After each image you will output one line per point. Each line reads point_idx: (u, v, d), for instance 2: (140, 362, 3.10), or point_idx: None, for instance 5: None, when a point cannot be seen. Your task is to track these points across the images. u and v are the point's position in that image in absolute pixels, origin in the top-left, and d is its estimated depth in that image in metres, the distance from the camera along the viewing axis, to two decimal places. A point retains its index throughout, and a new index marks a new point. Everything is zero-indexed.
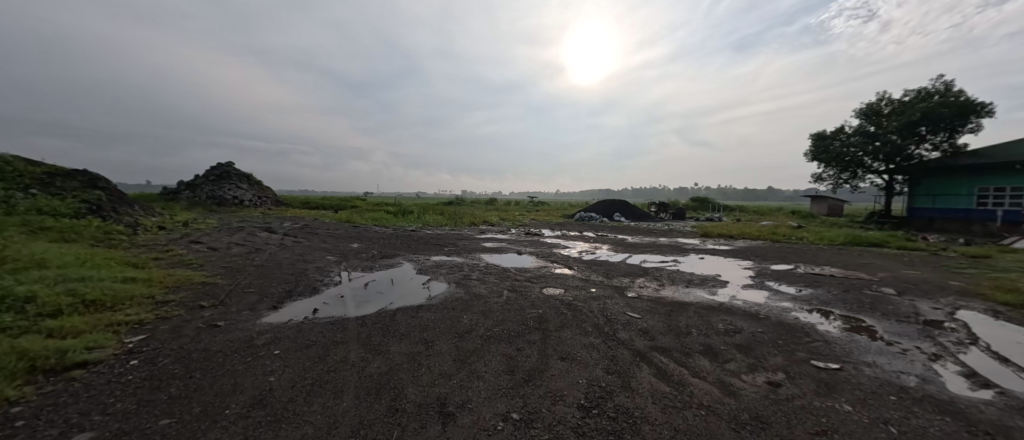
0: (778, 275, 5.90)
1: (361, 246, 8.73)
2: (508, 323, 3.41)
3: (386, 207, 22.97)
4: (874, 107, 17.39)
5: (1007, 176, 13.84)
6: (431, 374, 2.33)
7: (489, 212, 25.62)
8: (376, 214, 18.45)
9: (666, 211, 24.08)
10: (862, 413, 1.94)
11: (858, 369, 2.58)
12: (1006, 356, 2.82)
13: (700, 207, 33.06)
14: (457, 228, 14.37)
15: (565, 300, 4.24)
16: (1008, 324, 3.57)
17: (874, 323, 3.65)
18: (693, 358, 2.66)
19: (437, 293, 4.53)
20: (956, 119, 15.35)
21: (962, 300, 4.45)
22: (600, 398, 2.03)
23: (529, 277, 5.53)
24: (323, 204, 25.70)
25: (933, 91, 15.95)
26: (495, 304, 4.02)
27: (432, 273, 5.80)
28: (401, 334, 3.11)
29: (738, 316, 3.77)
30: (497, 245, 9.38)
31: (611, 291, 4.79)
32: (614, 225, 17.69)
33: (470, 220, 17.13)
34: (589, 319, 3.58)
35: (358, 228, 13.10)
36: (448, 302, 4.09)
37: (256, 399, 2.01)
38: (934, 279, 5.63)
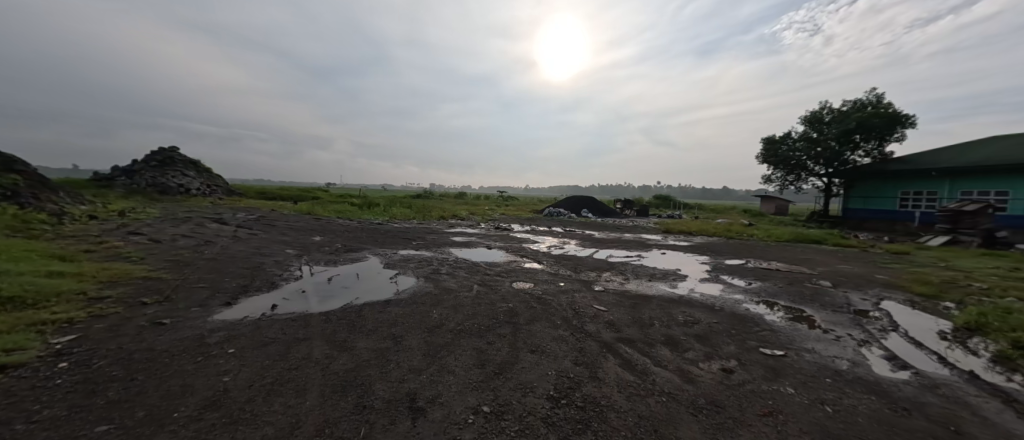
0: (731, 270, 6.31)
1: (323, 239, 8.38)
2: (478, 317, 3.40)
3: (351, 199, 22.25)
4: (817, 114, 18.80)
5: (923, 183, 15.66)
6: (400, 370, 2.27)
7: (459, 205, 25.44)
8: (338, 207, 17.65)
9: (632, 208, 25.01)
10: (802, 394, 2.13)
11: (800, 354, 2.82)
12: (920, 340, 3.21)
13: (663, 204, 34.74)
14: (424, 222, 14.08)
15: (535, 294, 4.31)
16: (921, 312, 4.06)
17: (812, 313, 4.01)
18: (656, 349, 2.79)
19: (406, 288, 4.43)
20: (886, 128, 17.05)
21: (887, 291, 4.98)
22: (568, 389, 2.06)
23: (498, 271, 5.55)
24: (280, 194, 24.29)
25: (867, 102, 17.60)
26: (465, 298, 4.00)
27: (400, 267, 5.68)
28: (369, 330, 3.02)
29: (697, 308, 4.00)
30: (466, 239, 9.35)
31: (579, 284, 4.93)
32: (581, 221, 17.99)
33: (438, 214, 16.81)
34: (558, 312, 3.66)
35: (318, 220, 12.50)
36: (417, 297, 4.03)
37: (211, 400, 1.90)
38: (863, 272, 6.28)
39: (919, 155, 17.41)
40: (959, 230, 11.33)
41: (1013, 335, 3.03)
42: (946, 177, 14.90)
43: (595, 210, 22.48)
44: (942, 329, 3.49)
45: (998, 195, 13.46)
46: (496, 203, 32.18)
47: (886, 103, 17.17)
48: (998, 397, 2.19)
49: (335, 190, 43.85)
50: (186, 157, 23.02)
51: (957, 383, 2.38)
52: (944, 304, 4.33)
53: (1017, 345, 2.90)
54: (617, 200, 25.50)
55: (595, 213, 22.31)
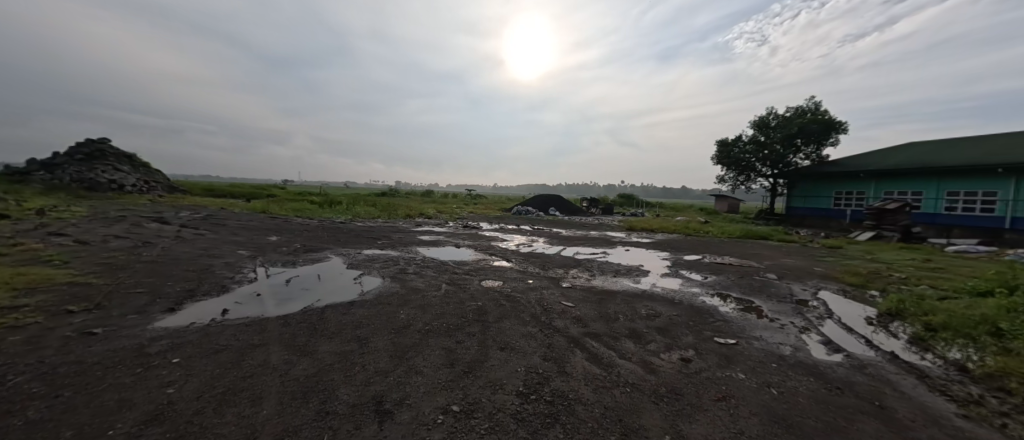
0: (689, 265, 6.68)
1: (280, 239, 7.93)
2: (447, 317, 3.36)
3: (311, 196, 21.18)
4: (765, 120, 20.15)
5: (853, 184, 17.34)
6: (366, 372, 2.12)
7: (427, 204, 24.96)
8: (296, 205, 16.73)
9: (597, 206, 25.76)
10: (752, 379, 2.29)
11: (750, 342, 3.03)
12: (852, 326, 3.56)
13: (627, 202, 36.02)
14: (390, 220, 13.69)
15: (504, 291, 4.33)
16: (852, 301, 4.50)
17: (760, 303, 4.34)
18: (621, 342, 2.89)
19: (372, 289, 4.29)
20: (822, 134, 18.83)
21: (824, 282, 5.50)
22: (537, 384, 2.03)
23: (467, 270, 5.52)
24: (231, 191, 22.67)
25: (807, 109, 19.30)
26: (434, 298, 3.95)
27: (364, 267, 5.49)
28: (331, 333, 2.87)
29: (658, 302, 4.20)
30: (434, 238, 9.21)
31: (547, 281, 5.01)
32: (549, 219, 18.26)
33: (404, 212, 16.42)
34: (527, 309, 3.69)
35: (274, 219, 11.80)
36: (383, 298, 3.91)
37: (152, 415, 1.73)
38: (803, 265, 6.88)
39: (851, 159, 19.26)
40: (881, 226, 12.65)
41: (925, 319, 3.44)
42: (872, 179, 16.57)
43: (562, 208, 22.95)
44: (868, 315, 3.90)
45: (914, 196, 15.19)
46: (465, 201, 31.92)
47: (822, 111, 18.92)
48: (913, 374, 2.48)
49: (293, 187, 41.53)
50: (118, 150, 20.85)
51: (880, 363, 2.67)
52: (871, 293, 4.84)
53: (929, 328, 3.30)
54: (583, 198, 26.14)
55: (562, 211, 22.78)
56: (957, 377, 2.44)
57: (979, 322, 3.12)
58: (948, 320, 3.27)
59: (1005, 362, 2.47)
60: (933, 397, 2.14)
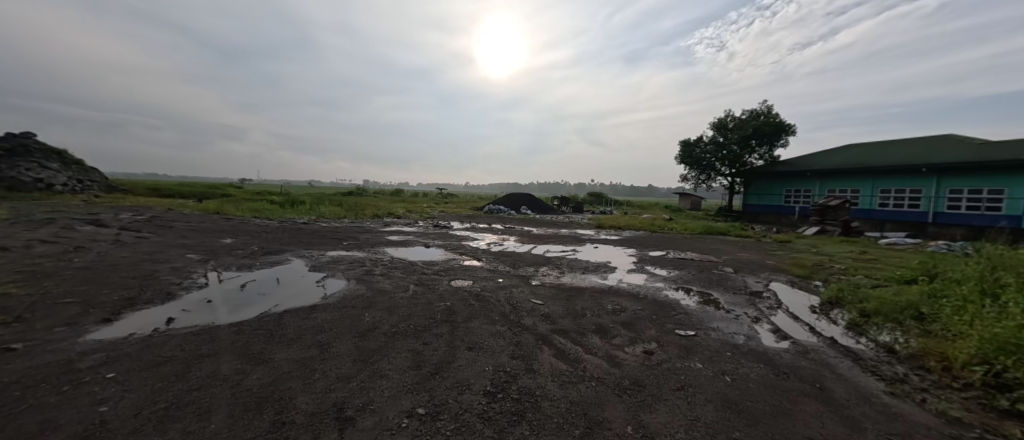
0: (654, 260, 6.95)
1: (236, 242, 7.47)
2: (414, 318, 3.29)
3: (270, 196, 20.12)
4: (723, 121, 21.32)
5: (801, 182, 18.68)
6: (327, 378, 2.04)
7: (397, 203, 24.39)
8: (254, 205, 15.84)
9: (568, 204, 26.23)
10: (708, 368, 2.42)
11: (707, 333, 3.19)
12: (798, 315, 3.83)
13: (597, 201, 36.92)
14: (357, 220, 13.27)
15: (473, 291, 4.31)
16: (800, 291, 4.85)
17: (718, 296, 4.58)
18: (588, 338, 2.95)
19: (335, 292, 4.14)
20: (773, 136, 20.24)
21: (775, 274, 5.90)
22: (504, 383, 2.03)
23: (436, 270, 5.45)
24: (181, 190, 21.10)
25: (761, 112, 20.61)
26: (401, 299, 3.87)
27: (328, 270, 5.29)
28: (289, 339, 2.73)
29: (624, 297, 4.33)
30: (403, 238, 9.03)
31: (517, 280, 5.04)
32: (521, 218, 18.39)
33: (372, 212, 15.97)
34: (496, 307, 3.69)
35: (230, 220, 11.11)
36: (347, 301, 3.78)
37: (81, 437, 1.57)
38: (757, 259, 7.34)
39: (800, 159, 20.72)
40: (826, 220, 13.68)
41: (860, 306, 3.77)
42: (818, 178, 17.91)
43: (533, 207, 23.21)
44: (813, 304, 4.22)
45: (853, 193, 16.58)
46: (437, 200, 31.47)
47: (774, 114, 20.29)
48: (850, 357, 2.71)
49: (251, 186, 39.24)
50: (45, 146, 18.82)
51: (822, 348, 2.89)
52: (815, 283, 5.24)
53: (863, 315, 3.62)
54: (554, 197, 26.51)
55: (533, 210, 23.03)
56: (886, 358, 2.70)
57: (904, 308, 3.46)
58: (878, 306, 3.61)
59: (924, 343, 2.76)
60: (866, 377, 2.35)
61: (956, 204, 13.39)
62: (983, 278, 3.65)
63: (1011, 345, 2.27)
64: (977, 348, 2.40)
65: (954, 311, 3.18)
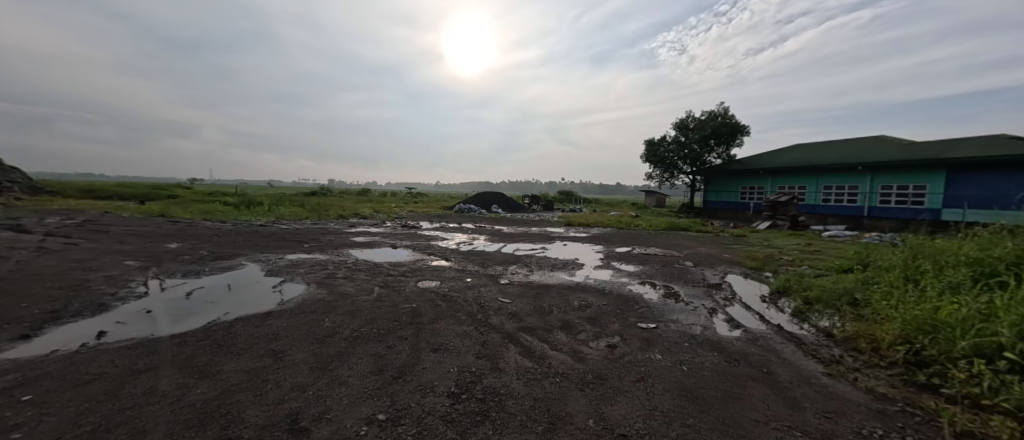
0: (621, 256, 7.16)
1: (182, 246, 6.97)
2: (377, 321, 3.21)
3: (224, 197, 18.92)
4: (684, 121, 22.33)
5: (755, 179, 19.82)
6: (281, 389, 1.94)
7: (364, 203, 23.69)
8: (206, 207, 14.83)
9: (538, 203, 26.56)
10: (667, 359, 2.52)
11: (667, 325, 3.32)
12: (751, 304, 4.08)
13: (567, 199, 37.58)
14: (320, 222, 12.75)
15: (441, 291, 4.26)
16: (753, 281, 5.17)
17: (679, 289, 4.79)
18: (554, 334, 2.99)
19: (293, 297, 3.95)
20: (729, 135, 21.51)
21: (730, 266, 6.26)
22: (469, 383, 2.02)
23: (403, 271, 5.35)
24: (120, 192, 19.40)
25: (718, 113, 21.78)
26: (365, 302, 3.76)
27: (286, 274, 5.06)
28: (240, 348, 2.58)
29: (590, 293, 4.44)
30: (368, 239, 8.79)
31: (486, 279, 5.03)
32: (493, 216, 18.41)
33: (337, 212, 15.42)
34: (463, 308, 3.67)
35: (177, 223, 10.33)
36: (305, 306, 3.62)
37: None
38: (715, 252, 7.75)
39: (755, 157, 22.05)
40: (777, 215, 14.64)
41: (804, 294, 4.08)
42: (769, 175, 19.06)
43: (504, 206, 23.31)
44: (763, 293, 4.51)
45: (799, 190, 17.80)
46: (407, 200, 30.83)
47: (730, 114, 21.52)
48: (794, 342, 2.91)
49: (203, 187, 36.62)
50: None
51: (770, 335, 3.09)
52: (766, 274, 5.61)
53: (806, 302, 3.91)
54: (525, 196, 26.73)
55: (504, 209, 23.14)
56: (825, 342, 2.93)
57: (841, 294, 3.77)
58: (820, 293, 3.91)
59: (857, 326, 3.04)
60: (807, 360, 2.54)
61: (887, 199, 14.78)
62: (906, 266, 4.05)
63: (926, 325, 2.60)
64: (900, 329, 2.70)
65: (883, 296, 3.51)
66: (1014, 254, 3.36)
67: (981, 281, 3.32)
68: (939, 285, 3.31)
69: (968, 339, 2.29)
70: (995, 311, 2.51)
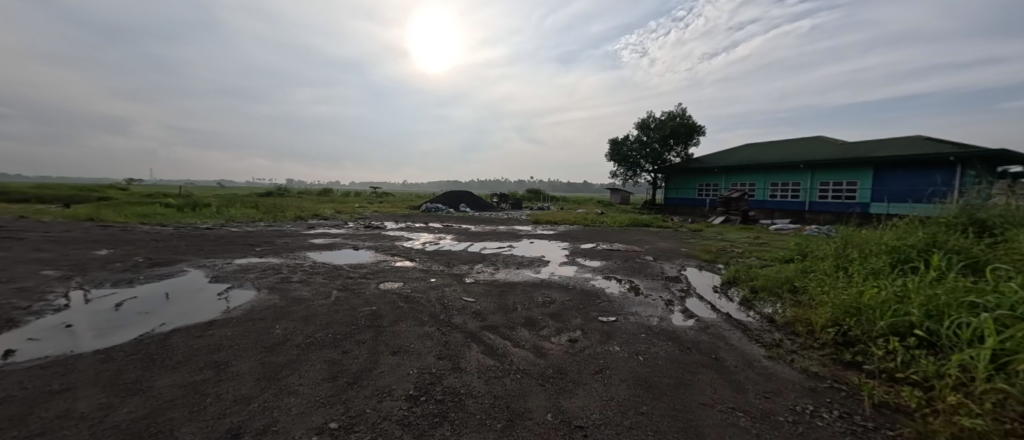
0: (585, 253, 7.35)
1: (114, 253, 6.36)
2: (334, 325, 3.09)
3: (165, 199, 17.47)
4: (646, 121, 23.25)
5: (710, 177, 20.90)
6: (222, 403, 1.82)
7: (325, 204, 22.74)
8: (143, 209, 13.60)
9: (507, 201, 26.68)
10: (625, 350, 2.61)
11: (626, 318, 3.44)
12: (704, 295, 4.32)
13: (535, 197, 37.98)
14: (275, 224, 12.11)
15: (403, 293, 4.18)
16: (706, 273, 5.47)
17: (639, 283, 4.97)
18: (516, 331, 3.02)
19: (239, 305, 3.71)
20: (687, 135, 22.68)
21: (687, 259, 6.59)
22: (428, 384, 2.00)
23: (364, 273, 5.19)
24: (38, 194, 17.38)
25: (677, 113, 22.89)
26: (321, 307, 3.61)
27: (235, 280, 4.76)
28: (177, 361, 2.39)
29: (555, 289, 4.52)
30: (328, 241, 8.46)
31: (451, 278, 4.99)
32: (461, 216, 18.31)
33: (294, 214, 14.69)
34: (426, 308, 3.62)
35: (108, 228, 9.41)
36: (254, 313, 3.41)
37: None
38: (673, 246, 8.14)
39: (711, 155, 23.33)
40: (730, 211, 15.59)
41: (751, 283, 4.38)
42: (723, 173, 20.12)
43: (472, 205, 23.24)
44: (716, 284, 4.79)
45: (749, 187, 18.94)
46: (372, 200, 29.85)
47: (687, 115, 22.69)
48: (740, 329, 3.11)
49: (141, 187, 33.49)
50: None
51: (720, 323, 3.29)
52: (719, 265, 5.95)
53: (753, 291, 4.20)
54: (494, 195, 26.76)
55: (472, 208, 23.05)
56: (768, 327, 3.17)
57: (783, 282, 4.08)
58: (765, 282, 4.21)
59: (795, 310, 3.30)
60: (751, 344, 2.73)
61: (824, 195, 16.05)
62: (838, 255, 4.45)
63: (851, 308, 2.88)
64: (830, 312, 2.96)
65: (818, 283, 3.83)
66: (923, 242, 3.77)
67: (897, 266, 3.72)
68: (864, 271, 3.68)
69: (885, 320, 2.58)
70: (907, 293, 2.82)
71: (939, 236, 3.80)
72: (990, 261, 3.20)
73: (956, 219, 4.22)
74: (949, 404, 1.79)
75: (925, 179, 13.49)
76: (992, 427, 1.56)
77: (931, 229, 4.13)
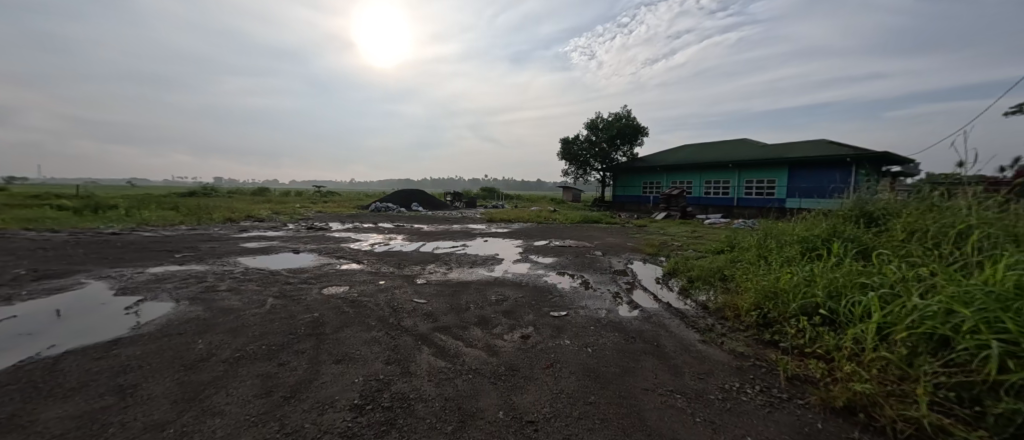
0: (538, 250, 7.51)
1: None
2: (269, 336, 2.86)
3: (54, 200, 14.88)
4: (595, 122, 24.31)
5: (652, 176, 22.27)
6: (130, 432, 1.61)
7: (261, 204, 20.88)
8: (25, 213, 11.51)
9: (461, 200, 26.49)
10: (574, 343, 2.72)
11: (577, 312, 3.58)
12: (647, 286, 4.62)
13: (489, 196, 38.09)
14: (200, 227, 10.88)
15: (349, 297, 3.97)
16: (650, 266, 5.86)
17: (589, 277, 5.19)
18: (469, 331, 3.01)
19: (153, 319, 3.29)
20: (632, 136, 24.06)
21: (632, 253, 7.01)
22: (375, 392, 1.93)
23: (305, 278, 4.85)
24: None
25: (623, 115, 24.18)
26: (255, 317, 3.31)
27: (148, 291, 4.21)
28: (70, 388, 2.06)
29: (508, 286, 4.57)
30: (263, 244, 7.79)
31: (401, 280, 4.83)
32: (413, 215, 17.84)
33: (223, 215, 13.31)
34: (374, 312, 3.48)
35: None
36: (170, 328, 3.04)
37: None
38: (620, 241, 8.61)
39: (655, 155, 24.94)
40: (670, 207, 16.82)
41: (689, 273, 4.77)
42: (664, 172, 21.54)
43: (425, 204, 22.75)
44: (659, 276, 5.14)
45: (686, 184, 20.53)
46: (315, 200, 27.84)
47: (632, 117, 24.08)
48: (679, 316, 3.38)
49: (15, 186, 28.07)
50: None
51: (661, 312, 3.54)
52: (660, 258, 6.40)
53: (690, 281, 4.58)
54: (448, 193, 26.42)
55: (425, 207, 22.57)
56: (702, 313, 3.48)
57: (715, 272, 4.49)
58: (699, 272, 4.61)
59: (724, 297, 3.65)
60: (687, 330, 2.97)
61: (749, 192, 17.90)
62: (762, 246, 4.99)
63: (770, 292, 3.26)
64: (753, 296, 3.32)
65: (744, 271, 4.28)
66: (826, 232, 4.35)
67: (806, 254, 4.27)
68: (781, 260, 4.17)
69: (798, 302, 2.95)
70: (813, 277, 3.25)
71: (838, 226, 4.40)
72: (877, 247, 3.78)
73: (851, 212, 4.93)
74: (846, 373, 2.10)
75: (827, 177, 15.61)
76: (876, 390, 1.86)
77: (832, 220, 4.77)
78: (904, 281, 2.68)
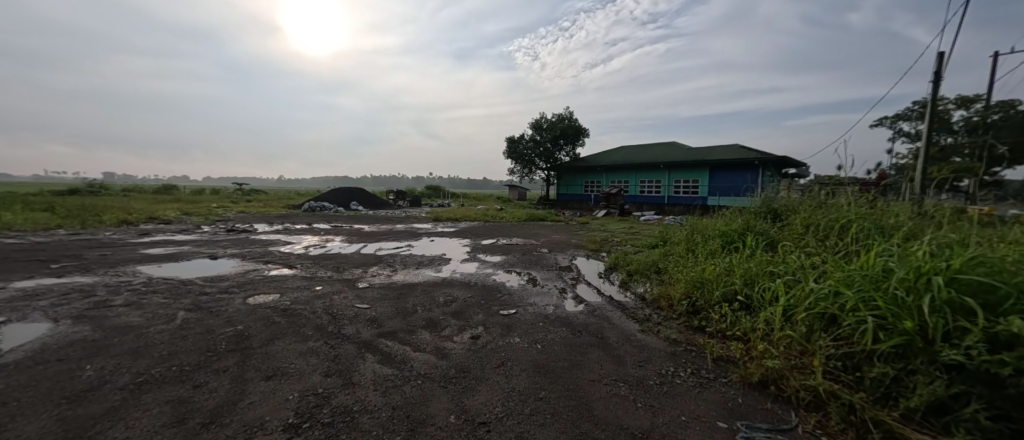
0: (486, 249, 7.55)
1: None
2: (182, 355, 2.53)
3: None
4: (540, 122, 24.96)
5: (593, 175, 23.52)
6: None
7: (165, 203, 18.13)
8: None
9: (404, 199, 25.55)
10: (524, 340, 2.82)
11: (525, 309, 3.69)
12: (591, 281, 4.91)
13: (436, 194, 37.24)
14: (83, 231, 9.15)
15: (280, 306, 3.66)
16: (592, 261, 6.22)
17: (536, 274, 5.36)
18: (416, 335, 2.96)
19: (19, 345, 2.72)
20: (575, 136, 25.13)
21: (576, 250, 7.37)
22: (314, 408, 1.83)
23: (227, 287, 4.35)
24: None
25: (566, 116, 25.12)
26: (163, 334, 2.91)
27: (11, 310, 3.46)
28: None
29: (456, 287, 4.55)
30: (170, 250, 6.81)
31: (340, 285, 4.56)
32: (351, 215, 16.83)
33: (115, 216, 11.36)
34: (310, 321, 3.25)
35: None
36: (46, 354, 2.55)
37: None
38: (564, 238, 8.98)
39: (597, 155, 26.33)
40: (611, 204, 17.95)
41: (628, 267, 5.16)
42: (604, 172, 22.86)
43: (366, 203, 21.56)
44: (601, 271, 5.49)
45: (623, 184, 22.03)
46: (235, 198, 24.80)
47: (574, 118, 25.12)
48: (620, 308, 3.66)
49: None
50: None
51: (604, 305, 3.81)
52: (602, 254, 6.81)
53: (629, 274, 4.97)
54: (390, 192, 25.33)
55: (365, 206, 21.39)
56: (641, 304, 3.81)
57: (651, 265, 4.92)
58: (636, 266, 5.02)
59: (659, 288, 4.03)
60: (628, 322, 3.24)
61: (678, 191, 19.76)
62: (689, 241, 5.57)
63: (697, 282, 3.67)
64: (683, 287, 3.71)
65: (675, 263, 4.74)
66: (742, 227, 4.99)
67: (725, 246, 4.87)
68: (706, 253, 4.70)
69: (721, 290, 3.37)
70: (732, 268, 3.72)
71: (750, 222, 5.07)
72: (781, 240, 4.44)
73: (760, 209, 5.69)
74: (760, 351, 2.47)
75: (740, 177, 17.79)
76: (784, 365, 2.22)
77: (745, 217, 5.48)
78: (801, 269, 3.20)
